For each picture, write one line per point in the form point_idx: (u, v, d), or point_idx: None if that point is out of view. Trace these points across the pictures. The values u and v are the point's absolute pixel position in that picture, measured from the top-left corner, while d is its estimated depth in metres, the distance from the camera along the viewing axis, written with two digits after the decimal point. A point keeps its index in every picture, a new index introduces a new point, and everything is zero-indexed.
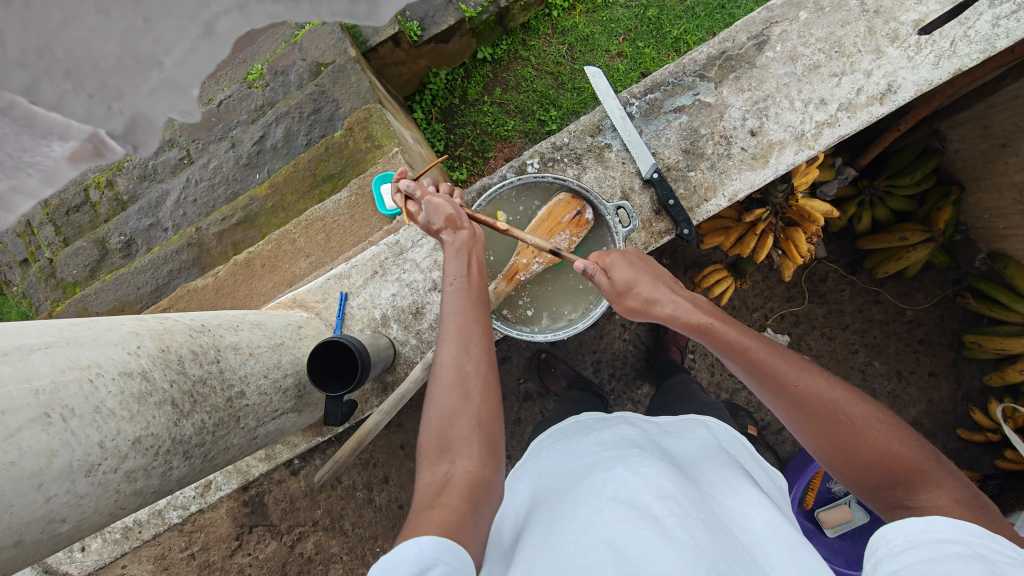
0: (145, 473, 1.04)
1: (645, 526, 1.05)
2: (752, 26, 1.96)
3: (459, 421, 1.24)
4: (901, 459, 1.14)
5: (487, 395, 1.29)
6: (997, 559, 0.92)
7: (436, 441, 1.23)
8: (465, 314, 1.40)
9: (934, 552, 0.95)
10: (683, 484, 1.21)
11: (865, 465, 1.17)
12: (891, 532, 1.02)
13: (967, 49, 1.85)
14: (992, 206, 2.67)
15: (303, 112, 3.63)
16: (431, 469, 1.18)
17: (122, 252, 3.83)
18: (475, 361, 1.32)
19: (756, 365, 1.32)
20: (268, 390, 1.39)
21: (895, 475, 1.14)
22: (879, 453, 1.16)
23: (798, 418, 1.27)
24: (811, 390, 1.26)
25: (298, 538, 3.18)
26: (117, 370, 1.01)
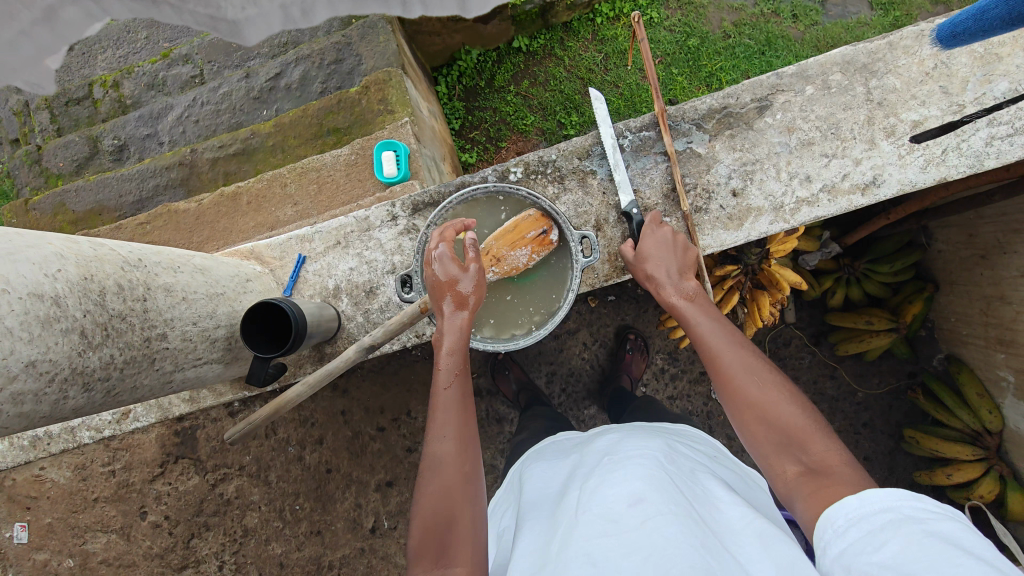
0: (35, 398, 1.01)
1: (622, 541, 1.13)
2: (758, 89, 1.95)
3: (458, 522, 1.31)
4: (798, 423, 1.31)
5: (472, 485, 1.37)
6: (921, 516, 1.02)
7: (433, 540, 1.29)
8: (458, 407, 1.44)
9: (871, 525, 1.04)
10: (661, 483, 1.25)
11: (769, 423, 1.33)
12: (836, 512, 1.11)
13: (957, 160, 1.86)
14: (960, 311, 2.72)
15: (324, 59, 3.57)
16: (428, 572, 1.24)
17: (113, 156, 3.78)
18: (469, 458, 1.40)
19: (709, 341, 1.51)
20: (195, 338, 1.37)
21: (793, 442, 1.30)
22: (784, 418, 1.32)
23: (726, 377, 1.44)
24: (745, 362, 1.43)
25: (222, 479, 3.18)
26: (27, 290, 0.98)
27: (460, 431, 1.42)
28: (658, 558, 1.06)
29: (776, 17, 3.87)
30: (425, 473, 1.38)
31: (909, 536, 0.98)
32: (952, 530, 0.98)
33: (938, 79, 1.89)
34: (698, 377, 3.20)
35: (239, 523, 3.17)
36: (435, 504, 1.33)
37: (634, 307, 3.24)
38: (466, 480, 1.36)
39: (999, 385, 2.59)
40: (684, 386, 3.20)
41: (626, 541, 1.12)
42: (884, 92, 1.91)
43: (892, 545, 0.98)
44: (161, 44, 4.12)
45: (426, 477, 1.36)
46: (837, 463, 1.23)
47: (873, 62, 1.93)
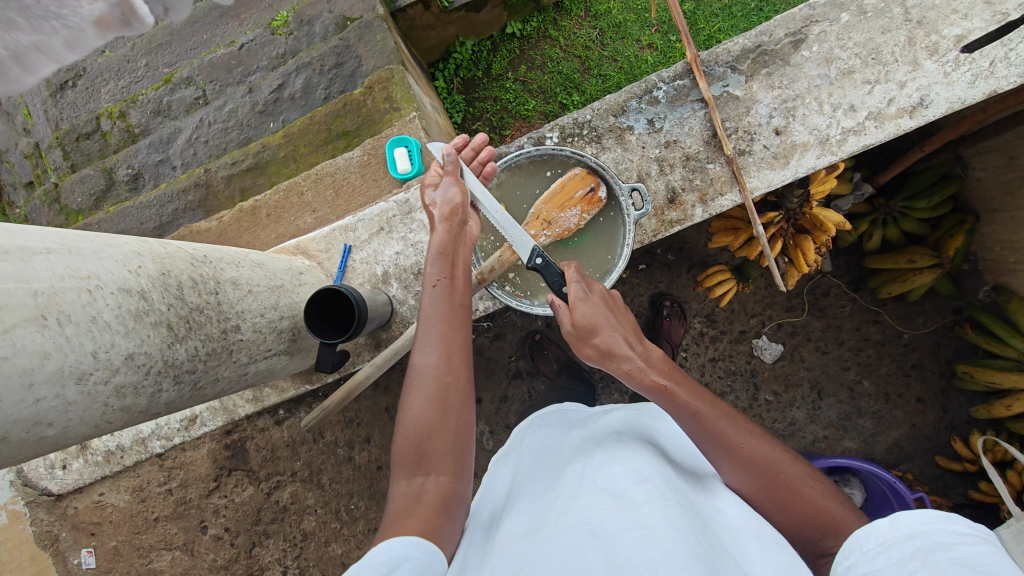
0: (134, 391, 1.05)
1: (626, 513, 1.14)
2: (791, 23, 1.92)
3: (438, 436, 1.33)
4: (833, 518, 1.23)
5: (463, 406, 1.36)
6: (951, 541, 1.02)
7: (412, 451, 1.32)
8: (448, 319, 1.43)
9: (901, 551, 1.04)
10: (669, 476, 1.28)
11: (796, 519, 1.26)
12: (862, 538, 1.11)
13: (1006, 71, 1.80)
14: (1005, 238, 2.65)
15: (325, 64, 3.57)
16: (408, 483, 1.29)
17: (129, 186, 3.80)
18: (455, 371, 1.37)
19: (707, 430, 1.33)
20: (263, 329, 1.42)
21: (824, 529, 1.23)
22: (813, 514, 1.24)
23: (739, 474, 1.31)
24: (759, 452, 1.30)
25: (276, 487, 3.21)
26: (117, 286, 1.02)
27: (448, 344, 1.40)
28: (654, 528, 1.08)
29: None
30: (409, 381, 1.37)
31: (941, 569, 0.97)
32: (982, 557, 0.98)
33: None
34: (738, 337, 3.08)
35: (298, 528, 3.20)
36: (425, 421, 1.33)
37: (667, 271, 3.12)
38: (457, 394, 1.37)
39: None
40: (725, 347, 3.09)
41: (628, 515, 1.13)
42: (922, 11, 1.87)
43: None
44: (161, 70, 4.11)
45: (414, 387, 1.35)
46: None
47: None
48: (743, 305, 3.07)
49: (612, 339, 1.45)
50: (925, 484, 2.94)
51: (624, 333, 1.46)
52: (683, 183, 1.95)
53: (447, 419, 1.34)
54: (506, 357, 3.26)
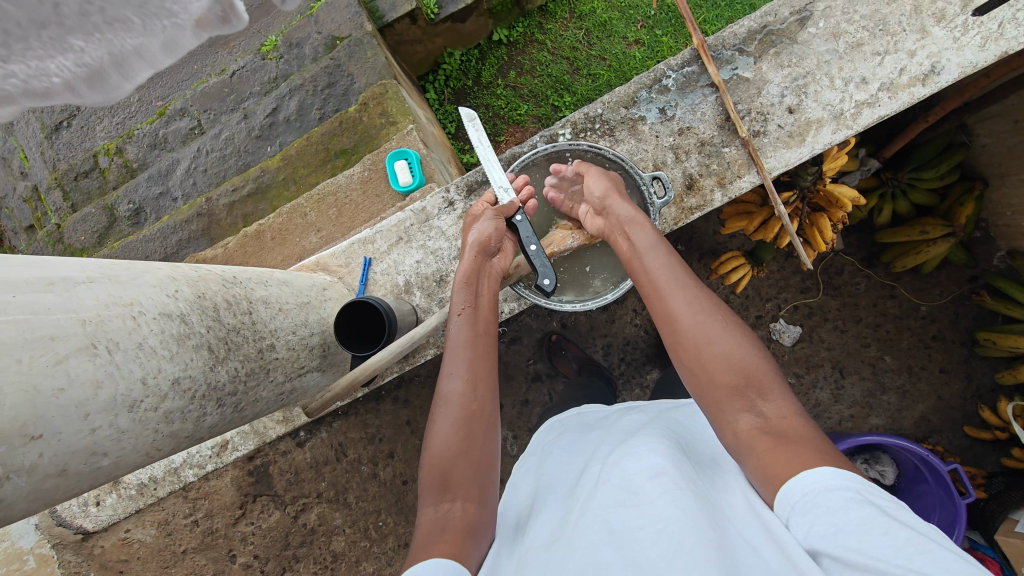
0: (182, 416, 1.05)
1: (641, 510, 1.10)
2: (795, 2, 1.93)
3: (462, 463, 1.33)
4: (760, 371, 1.32)
5: (487, 436, 1.41)
6: (880, 501, 1.02)
7: (439, 477, 1.32)
8: (473, 349, 1.51)
9: (832, 502, 1.02)
10: (682, 463, 1.22)
11: (728, 357, 1.34)
12: (792, 488, 1.09)
13: (1015, 32, 1.81)
14: (1015, 202, 2.65)
15: (318, 85, 3.58)
16: (435, 508, 1.27)
17: (131, 221, 3.79)
18: (481, 399, 1.44)
19: (656, 274, 1.54)
20: (296, 346, 1.42)
21: (746, 382, 1.30)
22: (748, 358, 1.34)
23: (689, 306, 1.44)
24: (711, 294, 1.47)
25: (302, 510, 3.19)
26: (157, 311, 1.01)
27: (475, 375, 1.47)
28: (669, 524, 1.04)
29: None
30: (437, 408, 1.43)
31: (874, 521, 0.97)
32: (908, 518, 0.99)
33: None
34: (755, 323, 3.06)
35: (327, 550, 3.18)
36: (452, 447, 1.36)
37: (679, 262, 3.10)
38: (483, 422, 1.41)
39: None
40: None
41: (643, 512, 1.09)
42: None
43: (862, 530, 0.96)
44: (154, 104, 4.12)
45: (439, 415, 1.40)
46: (790, 418, 1.25)
47: None
48: (758, 290, 3.06)
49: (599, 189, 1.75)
50: (955, 455, 2.91)
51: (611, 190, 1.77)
52: (700, 169, 1.95)
53: (472, 446, 1.37)
54: (523, 361, 3.24)
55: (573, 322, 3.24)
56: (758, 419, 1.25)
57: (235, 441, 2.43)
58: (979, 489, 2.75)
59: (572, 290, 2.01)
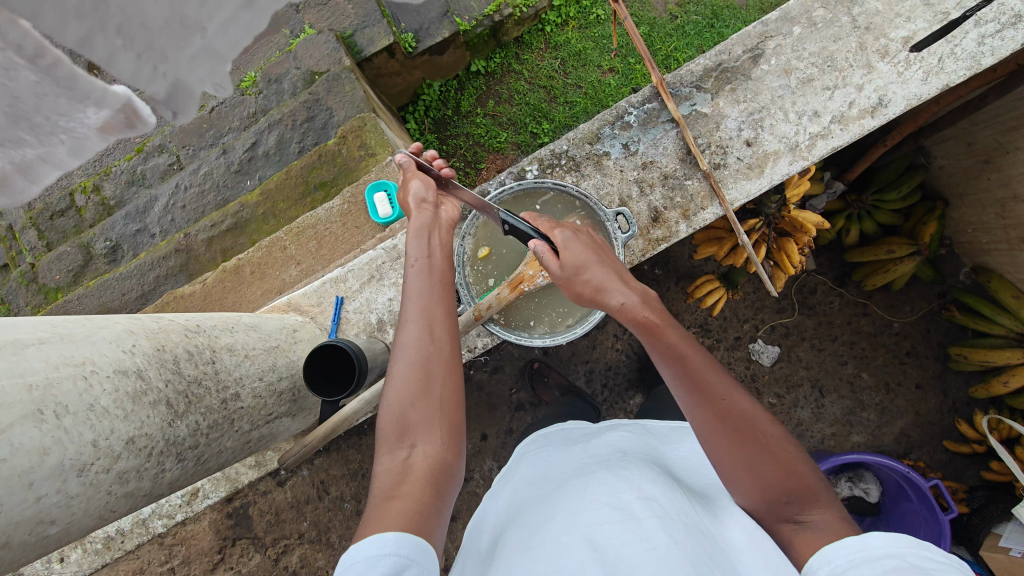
0: (137, 474, 1.02)
1: (626, 527, 1.14)
2: (747, 40, 2.01)
3: (421, 408, 1.25)
4: (801, 481, 1.23)
5: (450, 375, 1.30)
6: (927, 565, 1.00)
7: (397, 425, 1.23)
8: (428, 294, 1.38)
9: (874, 568, 1.02)
10: (671, 491, 1.28)
11: (764, 481, 1.23)
12: (835, 553, 1.10)
13: (954, 66, 1.90)
14: (975, 221, 2.74)
15: (296, 119, 3.61)
16: (393, 458, 1.20)
17: (107, 258, 3.74)
18: (439, 342, 1.31)
19: (688, 369, 1.30)
20: (263, 393, 1.40)
21: (791, 493, 1.22)
22: (783, 474, 1.23)
23: (715, 431, 1.28)
24: (738, 405, 1.28)
25: (284, 552, 3.11)
26: (112, 368, 1.00)
27: (431, 321, 1.34)
28: (658, 548, 1.09)
29: None
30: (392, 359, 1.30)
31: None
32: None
33: None
34: (734, 344, 3.09)
35: None
36: (407, 395, 1.25)
37: (657, 287, 3.15)
38: (439, 363, 1.29)
39: None
40: (722, 355, 3.09)
41: (630, 531, 1.13)
42: (868, 17, 1.97)
43: None
44: (133, 141, 4.14)
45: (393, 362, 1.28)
46: (838, 525, 1.18)
47: None
48: (735, 312, 3.10)
49: (600, 281, 1.48)
50: (937, 471, 2.93)
51: (614, 275, 1.49)
52: (665, 202, 2.00)
53: (431, 390, 1.27)
54: (506, 390, 3.23)
55: (555, 349, 3.24)
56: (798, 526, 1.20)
57: (212, 485, 2.37)
58: (961, 504, 2.76)
59: (545, 324, 2.04)
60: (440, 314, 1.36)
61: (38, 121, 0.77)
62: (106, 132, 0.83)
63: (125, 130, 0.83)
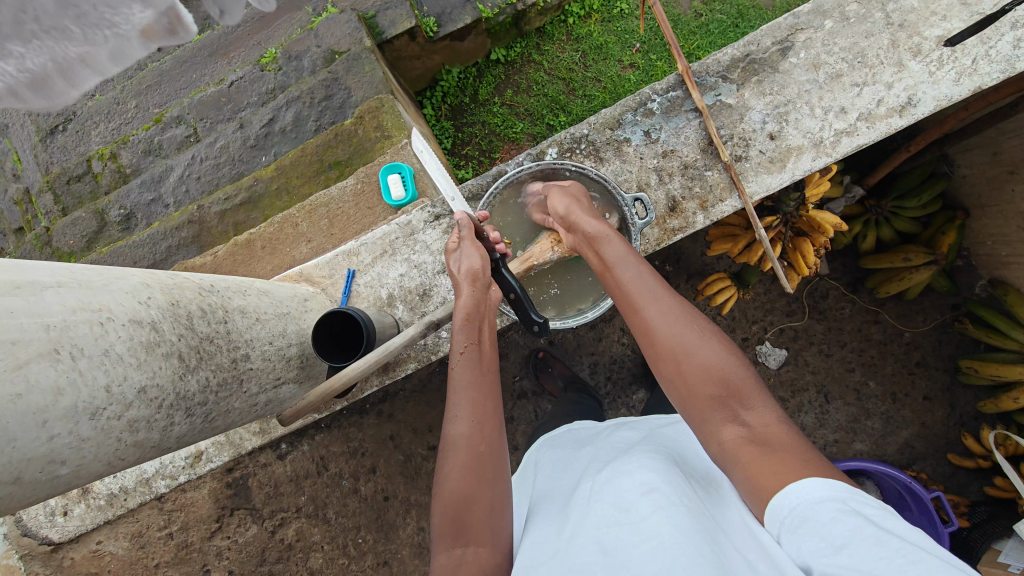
0: (147, 425, 1.04)
1: (634, 527, 1.09)
2: (777, 32, 1.98)
3: (477, 505, 1.30)
4: (732, 374, 1.32)
5: (498, 474, 1.35)
6: (868, 509, 1.00)
7: (452, 522, 1.28)
8: (479, 389, 1.45)
9: (820, 514, 1.01)
10: (677, 478, 1.21)
11: (698, 372, 1.33)
12: (780, 505, 1.07)
13: (988, 68, 1.86)
14: (995, 232, 2.69)
15: (314, 97, 3.61)
16: (448, 553, 1.25)
17: (121, 226, 3.77)
18: (489, 440, 1.37)
19: (627, 287, 1.53)
20: (272, 357, 1.41)
21: (723, 385, 1.30)
22: (710, 364, 1.33)
23: (652, 334, 1.42)
24: (666, 307, 1.44)
25: (280, 524, 3.14)
26: (127, 317, 1.01)
27: (481, 417, 1.40)
28: (666, 539, 1.03)
29: None
30: (445, 453, 1.36)
31: (863, 533, 0.94)
32: (901, 527, 0.95)
33: None
34: (741, 344, 3.08)
35: (305, 566, 3.13)
36: (462, 489, 1.31)
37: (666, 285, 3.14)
38: (491, 455, 1.36)
39: None
40: None
41: (638, 529, 1.08)
42: (902, 14, 1.93)
43: (844, 544, 0.94)
44: (151, 111, 4.16)
45: (448, 458, 1.35)
46: (772, 424, 1.25)
47: None
48: (744, 312, 3.08)
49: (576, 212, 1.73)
50: (939, 483, 2.91)
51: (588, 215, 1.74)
52: (683, 191, 1.98)
53: (482, 487, 1.32)
54: (509, 377, 3.24)
55: (561, 339, 3.23)
56: (740, 427, 1.25)
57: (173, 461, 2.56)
58: (962, 517, 2.74)
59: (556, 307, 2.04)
60: (489, 410, 1.43)
61: (86, 9, 1.36)
62: (148, 35, 1.48)
63: (163, 35, 1.49)
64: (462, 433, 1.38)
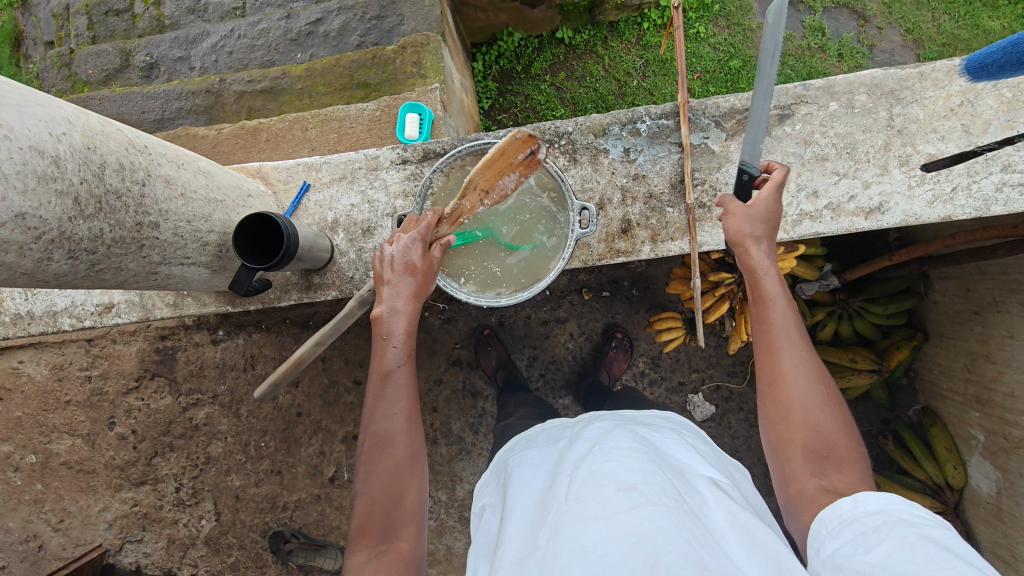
0: (19, 251, 1.06)
1: (609, 525, 1.16)
2: (781, 97, 1.97)
3: (399, 501, 1.44)
4: (837, 440, 1.33)
5: (417, 470, 1.48)
6: (915, 517, 1.10)
7: (378, 520, 1.41)
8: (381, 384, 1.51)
9: (865, 525, 1.13)
10: (656, 477, 1.28)
11: (809, 431, 1.35)
12: (830, 514, 1.20)
13: (964, 201, 1.85)
14: (943, 364, 2.73)
15: (366, 13, 3.55)
16: (370, 549, 1.38)
17: (143, 72, 3.77)
18: (409, 442, 1.49)
19: (770, 326, 1.48)
20: (186, 235, 1.45)
21: (829, 452, 1.32)
22: (824, 432, 1.34)
23: (781, 381, 1.42)
24: (796, 362, 1.42)
25: (194, 404, 3.22)
26: (29, 143, 1.04)
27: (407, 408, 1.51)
28: (648, 541, 1.11)
29: (822, 53, 3.73)
30: (374, 451, 1.46)
31: (903, 537, 1.05)
32: (944, 537, 1.04)
33: (960, 117, 1.88)
34: (675, 387, 3.15)
35: (204, 449, 3.22)
36: (383, 487, 1.44)
37: (627, 307, 3.21)
38: (404, 459, 1.47)
39: (967, 442, 2.59)
40: (660, 393, 3.15)
41: (615, 527, 1.15)
42: (904, 121, 1.91)
43: (880, 547, 1.06)
44: None
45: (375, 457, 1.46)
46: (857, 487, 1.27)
47: (902, 89, 1.92)
48: (689, 358, 3.13)
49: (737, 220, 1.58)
50: None
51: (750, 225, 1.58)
52: (639, 218, 2.00)
53: (403, 484, 1.45)
54: (450, 342, 3.28)
55: (511, 324, 3.27)
56: (825, 483, 1.29)
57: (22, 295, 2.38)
58: None
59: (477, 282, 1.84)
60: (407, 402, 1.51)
61: None
62: None
63: None
64: (377, 435, 1.47)
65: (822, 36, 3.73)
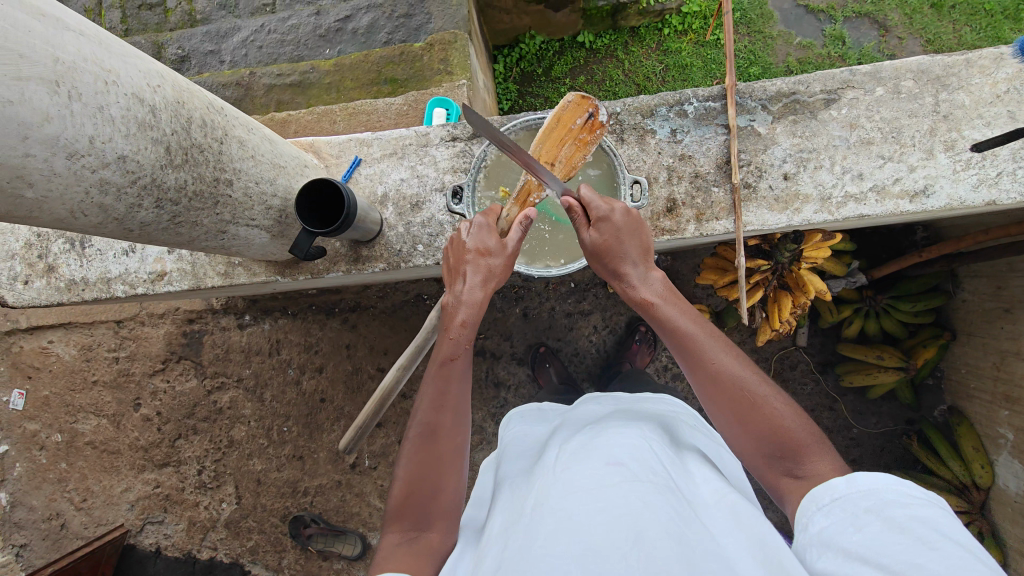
0: (116, 193, 1.13)
1: (593, 495, 1.10)
2: (829, 81, 2.00)
3: (421, 485, 1.39)
4: (791, 435, 1.26)
5: (455, 456, 1.43)
6: (912, 495, 1.03)
7: (415, 509, 1.38)
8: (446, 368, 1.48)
9: (858, 504, 1.06)
10: (644, 454, 1.22)
11: (756, 436, 1.29)
12: (821, 493, 1.13)
13: (1009, 186, 1.88)
14: (971, 363, 2.73)
15: (395, 11, 3.63)
16: (402, 534, 1.36)
17: (173, 65, 3.85)
18: (441, 430, 1.44)
19: (683, 343, 1.40)
20: (253, 197, 1.52)
21: (784, 447, 1.26)
22: (769, 430, 1.27)
23: (712, 396, 1.35)
24: (717, 373, 1.35)
25: (218, 387, 3.26)
26: (131, 91, 1.11)
27: (438, 390, 1.46)
28: (633, 512, 1.04)
29: (841, 61, 3.75)
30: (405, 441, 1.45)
31: (896, 519, 0.99)
32: (942, 517, 0.98)
33: (1007, 103, 1.91)
34: None
35: (227, 433, 3.26)
36: (410, 473, 1.41)
37: None
38: (443, 453, 1.42)
39: (996, 442, 2.58)
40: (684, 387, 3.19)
41: (598, 497, 1.09)
42: (950, 106, 1.94)
43: (873, 531, 0.99)
44: None
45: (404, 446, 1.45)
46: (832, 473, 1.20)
47: (948, 75, 1.95)
48: None
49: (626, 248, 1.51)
50: None
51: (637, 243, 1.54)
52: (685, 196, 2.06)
53: (427, 471, 1.40)
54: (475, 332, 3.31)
55: (535, 315, 3.29)
56: (794, 476, 1.23)
57: (76, 260, 2.43)
58: None
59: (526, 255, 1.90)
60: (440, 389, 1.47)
61: None
62: None
63: None
64: (424, 425, 1.44)
65: (842, 46, 3.76)
